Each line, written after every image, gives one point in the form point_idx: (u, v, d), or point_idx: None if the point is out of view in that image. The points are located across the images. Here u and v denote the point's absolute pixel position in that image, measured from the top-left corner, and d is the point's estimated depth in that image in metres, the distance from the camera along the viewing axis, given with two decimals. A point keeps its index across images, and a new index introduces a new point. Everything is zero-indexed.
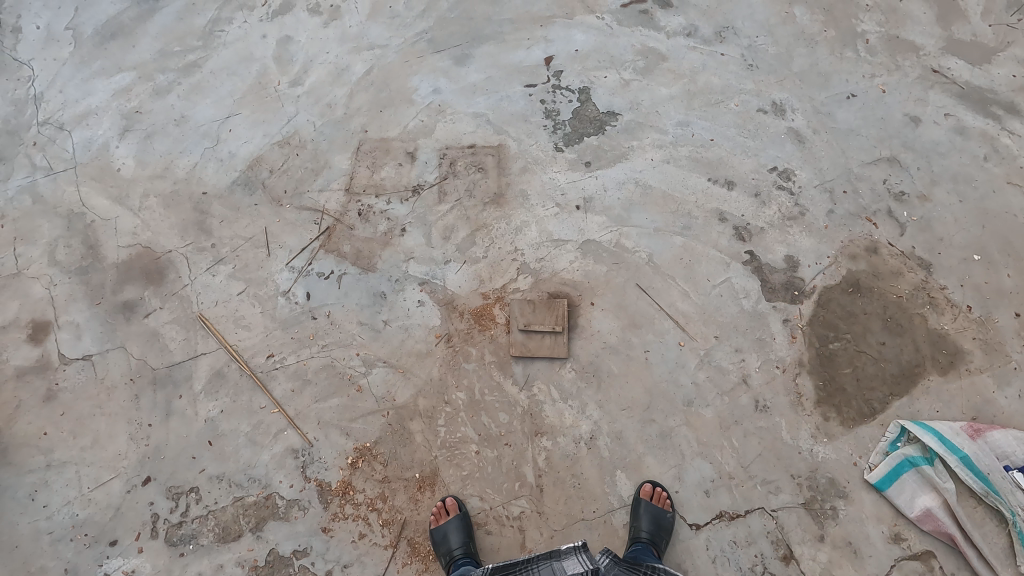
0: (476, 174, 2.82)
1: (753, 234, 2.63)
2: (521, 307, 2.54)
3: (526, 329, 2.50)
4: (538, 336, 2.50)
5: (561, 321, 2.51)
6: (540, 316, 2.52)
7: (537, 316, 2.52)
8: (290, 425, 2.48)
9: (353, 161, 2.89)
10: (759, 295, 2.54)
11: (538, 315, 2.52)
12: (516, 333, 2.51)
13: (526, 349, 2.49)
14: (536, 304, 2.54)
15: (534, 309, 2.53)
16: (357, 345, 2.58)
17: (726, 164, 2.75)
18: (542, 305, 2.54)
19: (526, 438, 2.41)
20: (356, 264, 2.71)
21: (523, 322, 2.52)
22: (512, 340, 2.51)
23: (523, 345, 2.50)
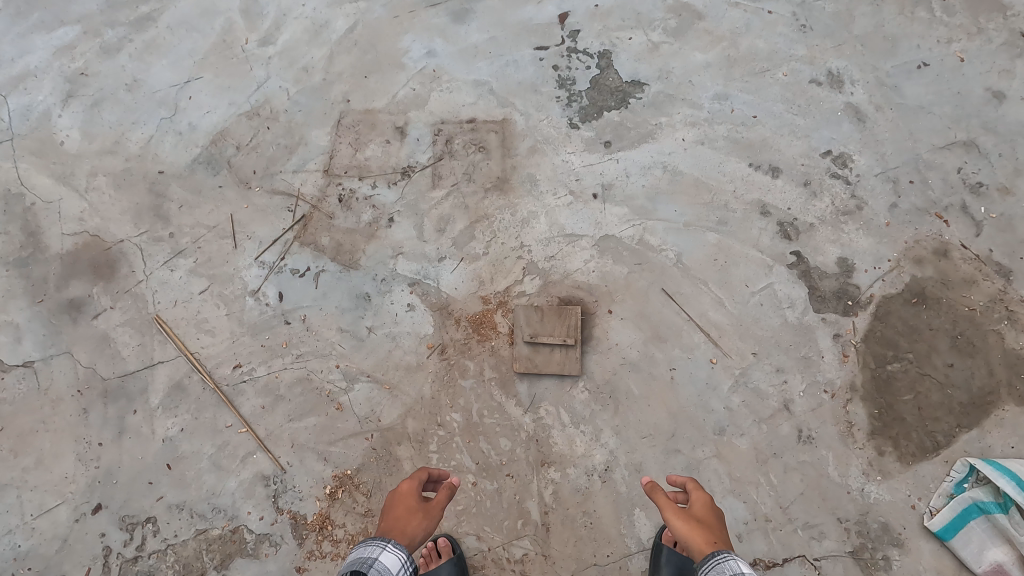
0: (476, 155, 2.41)
1: (801, 232, 2.24)
2: (527, 315, 2.18)
3: (534, 341, 2.15)
4: (547, 349, 2.15)
5: (574, 332, 2.15)
6: (550, 327, 2.16)
7: (547, 326, 2.16)
8: (260, 448, 2.17)
9: (333, 137, 2.47)
10: (806, 305, 2.17)
11: (547, 325, 2.16)
12: (521, 345, 2.17)
13: (532, 365, 2.15)
14: (545, 312, 2.17)
15: (543, 318, 2.17)
16: (337, 356, 2.24)
17: (771, 146, 2.32)
18: (552, 313, 2.17)
19: (532, 468, 2.10)
20: (336, 259, 2.33)
21: (530, 333, 2.16)
22: (516, 354, 2.16)
23: (529, 360, 2.15)
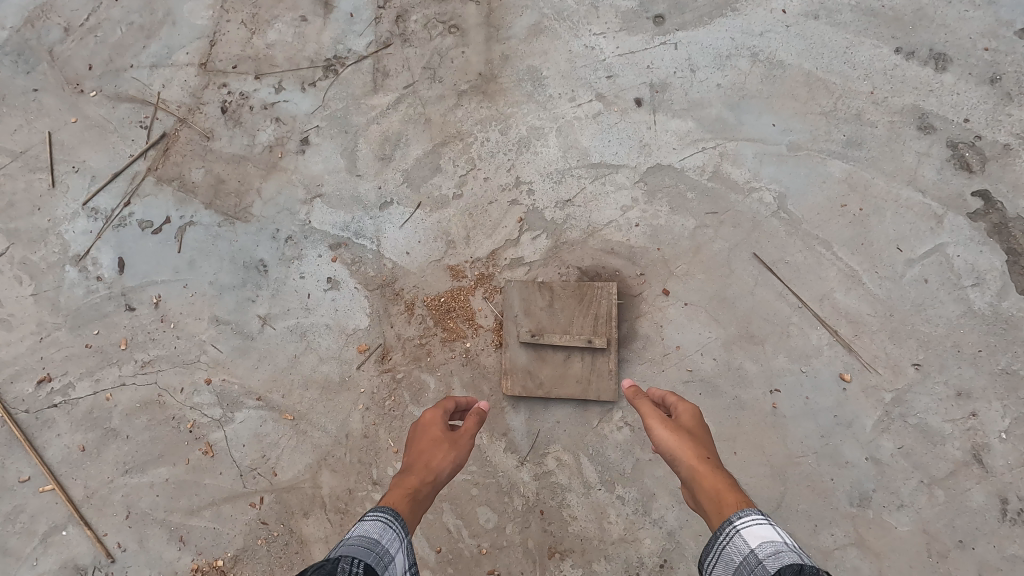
0: (444, 39, 1.48)
1: (989, 160, 1.32)
2: (526, 299, 1.29)
3: (538, 343, 1.26)
4: (561, 358, 1.26)
5: (605, 328, 1.26)
6: (565, 318, 1.27)
7: (560, 317, 1.27)
8: (74, 519, 1.29)
9: (216, 11, 1.53)
10: (1006, 283, 1.26)
11: (561, 316, 1.27)
12: (516, 349, 1.27)
13: (535, 384, 1.25)
14: (555, 294, 1.28)
15: (553, 303, 1.28)
16: (209, 365, 1.35)
17: (936, 19, 1.39)
18: (569, 296, 1.28)
19: (532, 561, 1.22)
20: (214, 206, 1.43)
21: (531, 330, 1.27)
22: (507, 365, 1.26)
23: (529, 375, 1.26)
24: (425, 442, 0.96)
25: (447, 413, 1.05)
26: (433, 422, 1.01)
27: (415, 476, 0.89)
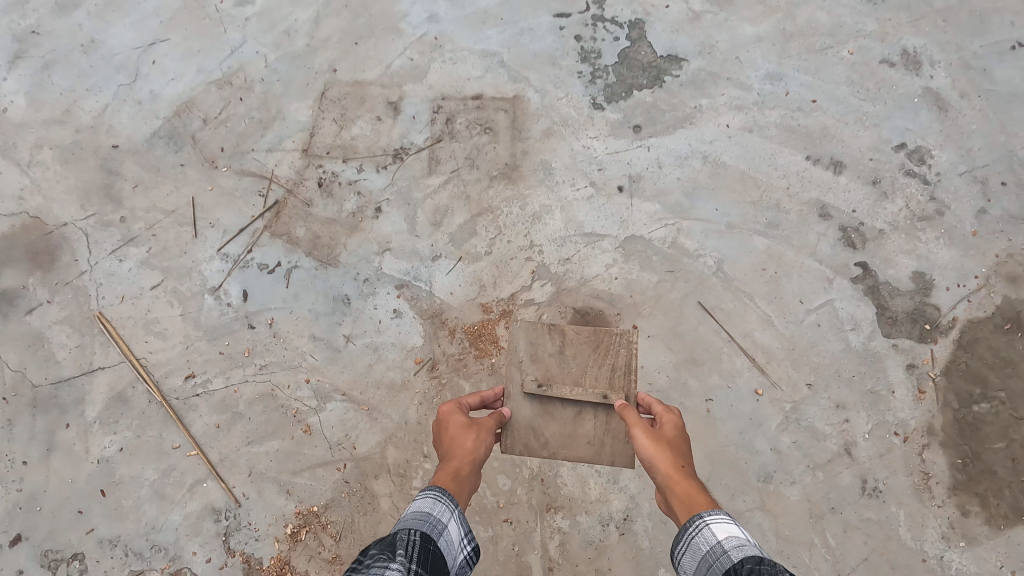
0: (481, 137, 2.04)
1: (868, 239, 1.85)
2: (532, 351, 1.50)
3: (544, 395, 1.46)
4: (566, 411, 1.48)
5: (609, 386, 1.45)
6: (571, 374, 1.47)
7: (566, 366, 1.47)
8: (211, 476, 1.82)
9: (316, 112, 2.12)
10: (874, 327, 1.79)
11: (568, 368, 1.47)
12: (521, 403, 1.48)
13: (540, 441, 1.46)
14: (567, 351, 1.49)
15: (565, 358, 1.48)
16: (308, 369, 1.89)
17: (833, 137, 1.95)
18: (577, 350, 1.48)
19: (534, 513, 1.73)
20: (313, 254, 1.98)
21: (537, 378, 1.47)
22: (509, 418, 1.47)
23: (534, 430, 1.48)
24: (455, 430, 1.34)
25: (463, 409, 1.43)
26: (453, 415, 1.39)
27: (457, 460, 1.26)
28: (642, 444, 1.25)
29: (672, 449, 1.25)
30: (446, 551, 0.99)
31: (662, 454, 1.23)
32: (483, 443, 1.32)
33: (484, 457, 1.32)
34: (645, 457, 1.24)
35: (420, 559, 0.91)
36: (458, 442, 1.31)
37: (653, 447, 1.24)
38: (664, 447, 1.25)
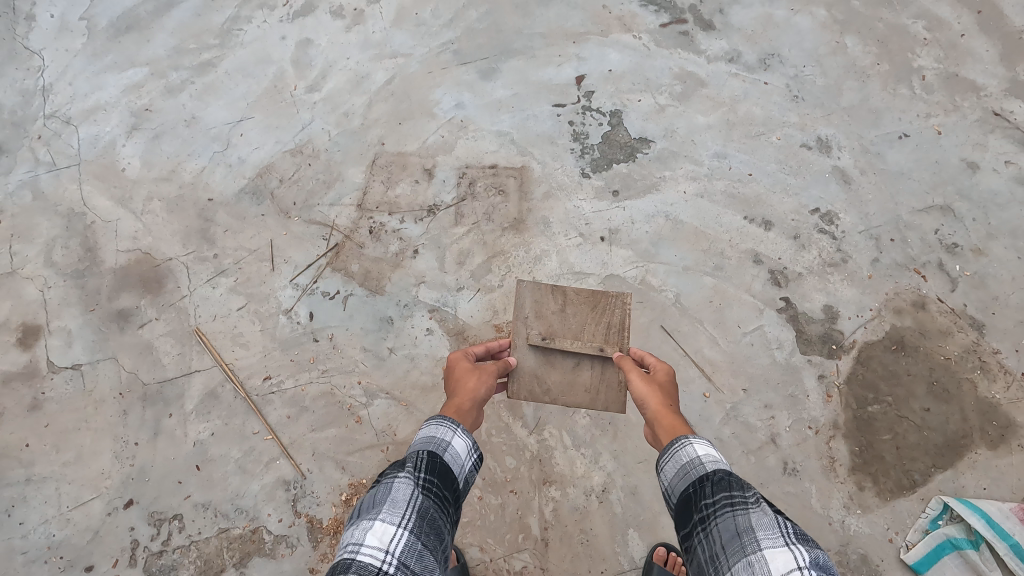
0: (496, 198, 2.65)
1: (790, 280, 2.43)
2: (537, 312, 1.95)
3: (545, 347, 1.91)
4: (562, 360, 1.94)
5: (597, 341, 1.92)
6: (568, 331, 1.93)
7: (564, 324, 1.93)
8: (283, 455, 2.34)
9: (368, 175, 2.73)
10: (793, 346, 2.35)
11: (566, 330, 1.93)
12: (524, 353, 1.93)
13: (541, 387, 1.92)
14: (565, 318, 1.95)
15: (564, 323, 1.94)
16: (359, 373, 2.43)
17: (765, 202, 2.55)
18: (573, 313, 1.95)
19: (534, 485, 2.25)
20: (364, 285, 2.55)
21: (540, 333, 1.93)
22: (514, 364, 1.90)
23: (537, 377, 1.92)
24: (459, 372, 1.65)
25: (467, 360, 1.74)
26: (459, 362, 1.71)
27: (460, 397, 1.52)
28: (640, 388, 1.61)
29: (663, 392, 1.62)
30: (451, 463, 1.19)
31: (654, 396, 1.58)
32: (483, 384, 1.59)
33: (485, 396, 1.59)
34: (642, 396, 1.59)
35: (427, 468, 1.14)
36: (462, 386, 1.59)
37: (649, 390, 1.60)
38: (657, 391, 1.59)
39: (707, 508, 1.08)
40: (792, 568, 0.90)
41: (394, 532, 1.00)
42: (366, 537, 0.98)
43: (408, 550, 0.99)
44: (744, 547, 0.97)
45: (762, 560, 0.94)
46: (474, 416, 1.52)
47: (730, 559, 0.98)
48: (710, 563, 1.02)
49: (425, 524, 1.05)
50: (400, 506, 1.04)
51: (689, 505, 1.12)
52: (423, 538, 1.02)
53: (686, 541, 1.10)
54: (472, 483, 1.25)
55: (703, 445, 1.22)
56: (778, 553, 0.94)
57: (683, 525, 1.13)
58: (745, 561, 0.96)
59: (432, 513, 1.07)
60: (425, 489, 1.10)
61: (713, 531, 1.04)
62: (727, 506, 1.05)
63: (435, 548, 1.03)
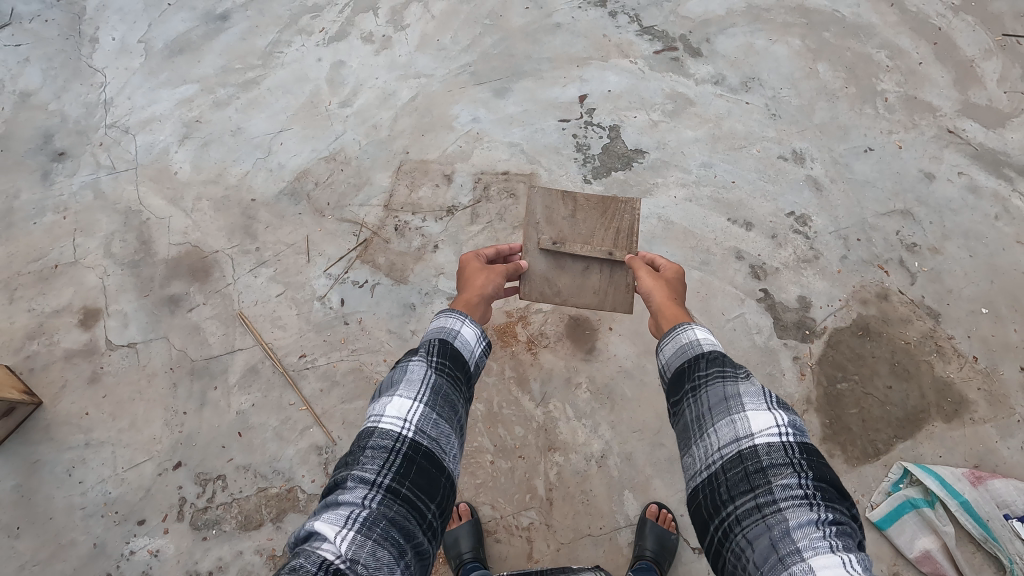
0: (507, 200, 2.98)
1: (768, 273, 2.74)
2: (548, 221, 2.26)
3: (557, 250, 2.22)
4: (570, 264, 2.25)
5: (604, 241, 2.24)
6: (576, 237, 2.25)
7: (573, 230, 2.25)
8: (316, 423, 2.62)
9: (393, 180, 3.07)
10: (772, 331, 2.64)
11: (578, 232, 2.25)
12: (535, 259, 2.24)
13: (552, 290, 2.24)
14: (577, 222, 2.26)
15: (574, 229, 2.25)
16: (385, 352, 2.73)
17: (746, 206, 2.88)
18: (581, 221, 2.26)
19: (540, 451, 2.52)
20: (389, 275, 2.87)
21: (551, 239, 2.24)
22: (525, 269, 2.21)
23: (547, 282, 2.24)
24: (473, 271, 1.95)
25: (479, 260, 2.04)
26: (471, 261, 2.00)
27: (469, 295, 1.82)
28: (648, 286, 1.93)
29: (668, 289, 1.93)
30: (460, 348, 1.47)
31: (659, 292, 1.90)
32: (490, 283, 1.88)
33: (492, 292, 1.88)
34: (649, 292, 1.92)
35: (438, 353, 1.41)
36: (473, 283, 1.88)
37: (655, 288, 1.92)
38: (662, 289, 1.91)
39: (700, 378, 1.39)
40: (769, 425, 1.23)
41: (411, 403, 1.28)
42: (388, 408, 1.28)
43: (424, 417, 1.28)
44: (731, 407, 1.29)
45: (744, 418, 1.26)
46: (481, 309, 1.81)
47: (715, 417, 1.30)
48: (696, 420, 1.34)
49: (438, 398, 1.33)
50: (416, 383, 1.32)
51: (684, 376, 1.44)
52: (436, 407, 1.31)
53: (676, 404, 1.43)
54: (480, 365, 1.53)
55: (701, 330, 1.54)
56: (759, 413, 1.26)
57: (676, 392, 1.45)
58: (729, 418, 1.27)
59: (445, 388, 1.35)
60: (437, 369, 1.37)
61: (703, 395, 1.36)
62: (718, 376, 1.36)
63: (448, 415, 1.32)
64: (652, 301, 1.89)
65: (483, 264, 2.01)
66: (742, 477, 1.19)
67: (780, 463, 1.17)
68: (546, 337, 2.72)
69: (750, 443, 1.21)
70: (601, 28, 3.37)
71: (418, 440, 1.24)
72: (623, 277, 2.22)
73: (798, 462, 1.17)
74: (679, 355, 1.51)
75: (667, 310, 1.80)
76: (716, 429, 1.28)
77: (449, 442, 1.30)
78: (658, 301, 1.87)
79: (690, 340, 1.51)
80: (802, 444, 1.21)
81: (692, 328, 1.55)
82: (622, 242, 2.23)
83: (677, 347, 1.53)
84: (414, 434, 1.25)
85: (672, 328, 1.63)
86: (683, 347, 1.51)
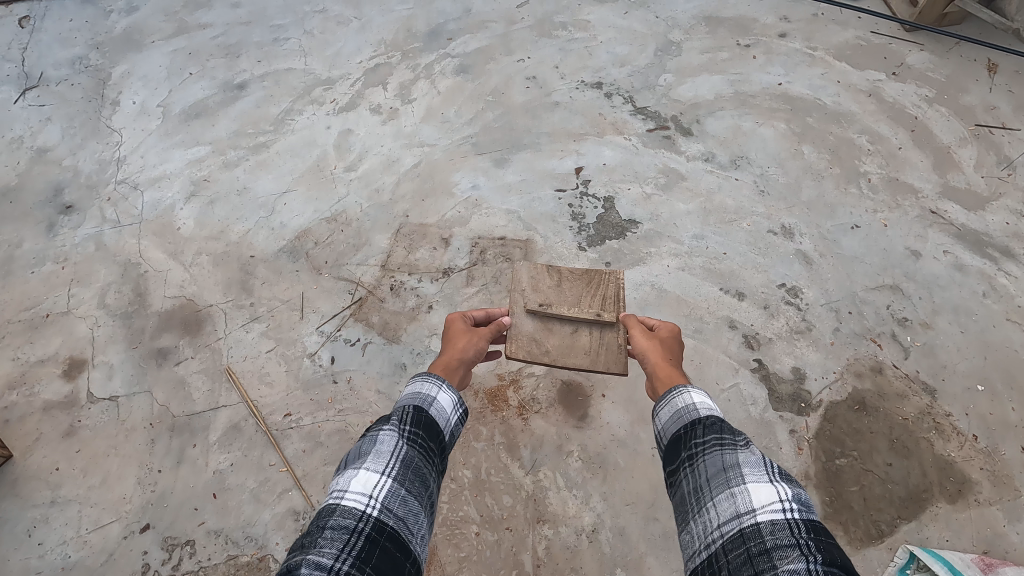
0: (503, 264, 3.02)
1: (762, 343, 2.74)
2: (534, 289, 2.33)
3: (543, 313, 2.26)
4: (558, 326, 2.26)
5: (591, 305, 2.29)
6: (563, 303, 2.29)
7: (559, 296, 2.32)
8: (296, 485, 2.51)
9: (392, 242, 3.13)
10: (767, 403, 2.59)
11: (565, 297, 2.32)
12: (522, 322, 2.26)
13: (541, 350, 2.20)
14: (563, 287, 2.35)
15: (560, 293, 2.33)
16: (372, 412, 2.65)
17: (738, 276, 2.93)
18: (566, 289, 2.33)
19: (528, 524, 2.41)
20: (382, 334, 2.85)
21: (537, 302, 2.29)
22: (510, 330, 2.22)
23: (536, 343, 2.21)
24: (457, 331, 1.95)
25: (465, 321, 2.04)
26: (457, 321, 2.00)
27: (448, 358, 1.79)
28: (643, 347, 1.93)
29: (665, 348, 1.92)
30: (436, 416, 1.42)
31: (653, 353, 1.89)
32: (470, 346, 1.85)
33: (474, 356, 1.85)
34: (644, 353, 1.91)
35: (412, 421, 1.36)
36: (454, 346, 1.86)
37: (649, 349, 1.91)
38: (658, 350, 1.90)
39: (697, 447, 1.36)
40: (772, 500, 1.16)
41: (378, 478, 1.21)
42: (353, 484, 1.19)
43: (391, 493, 1.20)
44: (730, 479, 1.24)
45: (745, 492, 1.20)
46: (461, 372, 1.78)
47: (714, 491, 1.25)
48: (694, 493, 1.29)
49: (409, 472, 1.26)
50: (385, 456, 1.26)
51: (682, 443, 1.40)
52: (406, 482, 1.24)
53: (673, 474, 1.39)
54: (456, 434, 1.48)
55: (696, 391, 1.52)
56: (761, 487, 1.20)
57: (672, 461, 1.41)
58: (729, 491, 1.22)
59: (416, 461, 1.29)
60: (409, 440, 1.32)
61: (701, 466, 1.32)
62: (717, 446, 1.33)
63: (417, 492, 1.25)
64: (647, 362, 1.87)
65: (467, 326, 2.00)
66: (745, 559, 1.10)
67: (785, 544, 1.07)
68: (537, 402, 2.68)
69: (752, 521, 1.14)
70: (597, 107, 3.57)
71: (384, 519, 1.15)
72: (613, 336, 2.22)
73: (805, 543, 1.07)
74: (674, 421, 1.48)
75: (661, 371, 1.77)
76: (715, 504, 1.23)
77: (416, 521, 1.21)
78: (652, 362, 1.85)
79: (685, 404, 1.49)
80: (808, 523, 1.12)
81: (688, 390, 1.53)
82: (610, 305, 2.29)
83: (670, 412, 1.51)
84: (379, 514, 1.16)
85: (666, 391, 1.61)
86: (678, 411, 1.49)
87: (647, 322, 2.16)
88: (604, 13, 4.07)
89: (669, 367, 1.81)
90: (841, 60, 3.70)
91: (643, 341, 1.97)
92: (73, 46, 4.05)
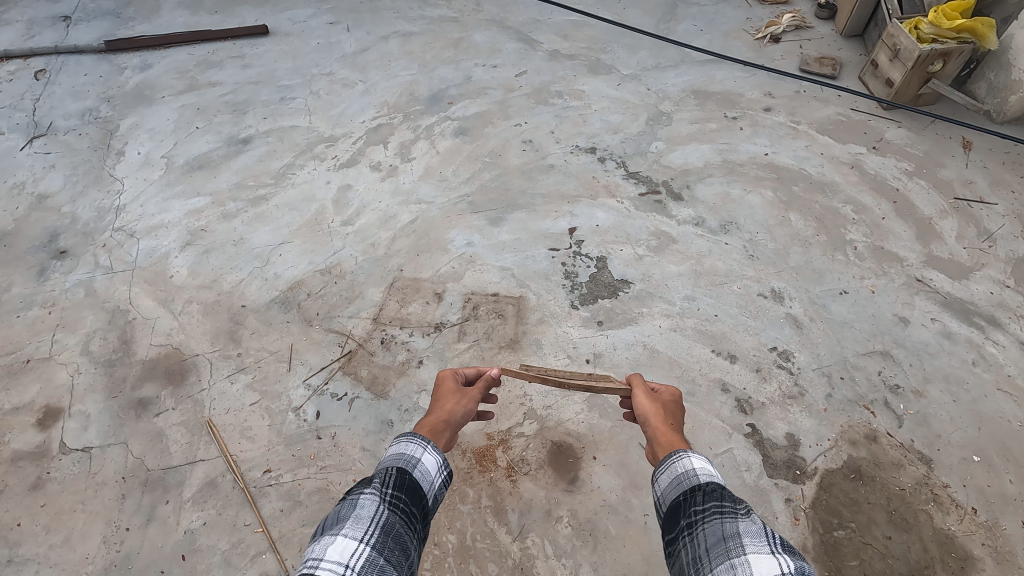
0: (495, 320, 3.00)
1: (755, 407, 2.71)
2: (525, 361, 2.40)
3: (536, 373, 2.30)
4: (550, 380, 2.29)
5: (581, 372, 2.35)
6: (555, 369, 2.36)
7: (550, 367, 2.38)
8: (269, 548, 2.36)
9: (384, 295, 3.13)
10: (761, 469, 2.53)
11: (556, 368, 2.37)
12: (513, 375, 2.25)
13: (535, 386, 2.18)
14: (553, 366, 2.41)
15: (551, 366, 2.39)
16: (355, 471, 2.55)
17: (730, 339, 2.93)
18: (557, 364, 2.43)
19: None
20: (370, 389, 2.80)
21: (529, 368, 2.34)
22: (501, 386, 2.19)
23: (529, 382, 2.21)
24: (447, 392, 1.91)
25: (455, 380, 2.01)
26: (447, 379, 1.98)
27: (433, 420, 1.73)
28: (645, 410, 1.90)
29: (668, 413, 1.88)
30: (419, 479, 1.38)
31: (655, 418, 1.85)
32: (458, 408, 1.81)
33: (461, 418, 1.81)
34: (646, 417, 1.87)
35: (394, 485, 1.32)
36: (442, 408, 1.82)
37: (652, 412, 1.88)
38: (661, 414, 1.86)
39: (697, 515, 1.32)
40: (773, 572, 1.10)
41: (356, 546, 1.15)
42: (329, 552, 1.13)
43: (368, 562, 1.13)
44: (730, 550, 1.19)
45: (746, 564, 1.14)
46: (447, 435, 1.71)
47: (714, 561, 1.20)
48: (693, 563, 1.24)
49: (388, 539, 1.20)
50: (364, 522, 1.20)
51: (681, 510, 1.36)
52: (385, 550, 1.17)
53: (672, 543, 1.33)
54: (440, 499, 1.42)
55: (695, 456, 1.49)
56: (761, 558, 1.14)
57: (672, 529, 1.36)
58: (729, 562, 1.17)
59: (396, 528, 1.23)
60: (390, 505, 1.27)
61: (701, 534, 1.27)
62: (717, 514, 1.28)
63: (398, 561, 1.18)
64: (649, 427, 1.83)
65: (458, 386, 1.96)
66: None
67: None
68: (527, 463, 2.60)
69: None
70: (591, 171, 3.69)
71: None
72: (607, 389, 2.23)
73: None
74: (675, 487, 1.44)
75: (663, 436, 1.73)
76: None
77: None
78: (653, 426, 1.81)
79: (684, 470, 1.45)
80: None
81: (688, 455, 1.49)
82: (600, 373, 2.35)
83: (669, 478, 1.47)
84: None
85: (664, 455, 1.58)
86: (678, 476, 1.45)
87: (650, 385, 2.12)
88: (598, 85, 4.29)
89: (670, 431, 1.76)
90: (823, 133, 3.88)
91: (645, 403, 1.94)
92: (84, 98, 4.19)
